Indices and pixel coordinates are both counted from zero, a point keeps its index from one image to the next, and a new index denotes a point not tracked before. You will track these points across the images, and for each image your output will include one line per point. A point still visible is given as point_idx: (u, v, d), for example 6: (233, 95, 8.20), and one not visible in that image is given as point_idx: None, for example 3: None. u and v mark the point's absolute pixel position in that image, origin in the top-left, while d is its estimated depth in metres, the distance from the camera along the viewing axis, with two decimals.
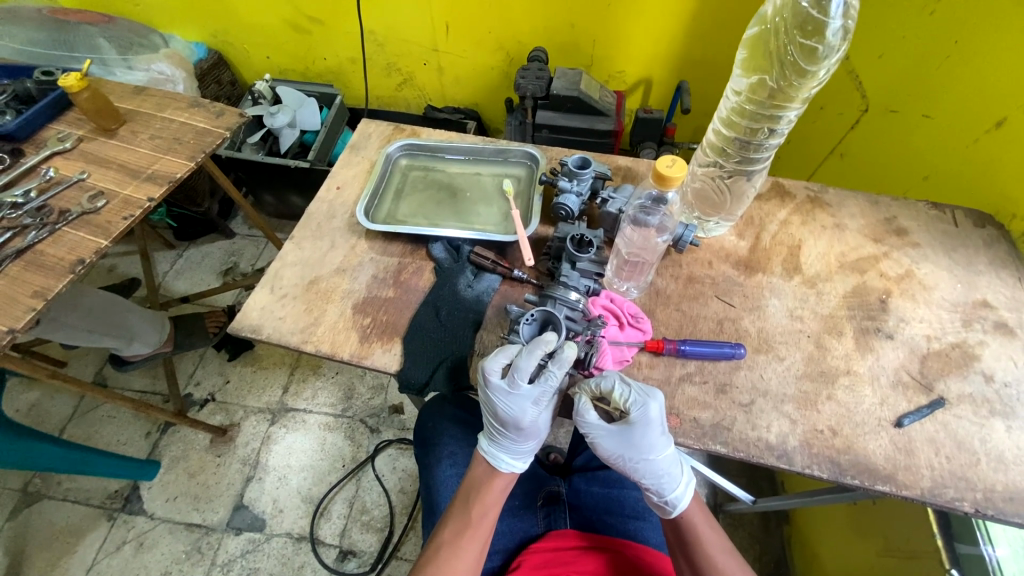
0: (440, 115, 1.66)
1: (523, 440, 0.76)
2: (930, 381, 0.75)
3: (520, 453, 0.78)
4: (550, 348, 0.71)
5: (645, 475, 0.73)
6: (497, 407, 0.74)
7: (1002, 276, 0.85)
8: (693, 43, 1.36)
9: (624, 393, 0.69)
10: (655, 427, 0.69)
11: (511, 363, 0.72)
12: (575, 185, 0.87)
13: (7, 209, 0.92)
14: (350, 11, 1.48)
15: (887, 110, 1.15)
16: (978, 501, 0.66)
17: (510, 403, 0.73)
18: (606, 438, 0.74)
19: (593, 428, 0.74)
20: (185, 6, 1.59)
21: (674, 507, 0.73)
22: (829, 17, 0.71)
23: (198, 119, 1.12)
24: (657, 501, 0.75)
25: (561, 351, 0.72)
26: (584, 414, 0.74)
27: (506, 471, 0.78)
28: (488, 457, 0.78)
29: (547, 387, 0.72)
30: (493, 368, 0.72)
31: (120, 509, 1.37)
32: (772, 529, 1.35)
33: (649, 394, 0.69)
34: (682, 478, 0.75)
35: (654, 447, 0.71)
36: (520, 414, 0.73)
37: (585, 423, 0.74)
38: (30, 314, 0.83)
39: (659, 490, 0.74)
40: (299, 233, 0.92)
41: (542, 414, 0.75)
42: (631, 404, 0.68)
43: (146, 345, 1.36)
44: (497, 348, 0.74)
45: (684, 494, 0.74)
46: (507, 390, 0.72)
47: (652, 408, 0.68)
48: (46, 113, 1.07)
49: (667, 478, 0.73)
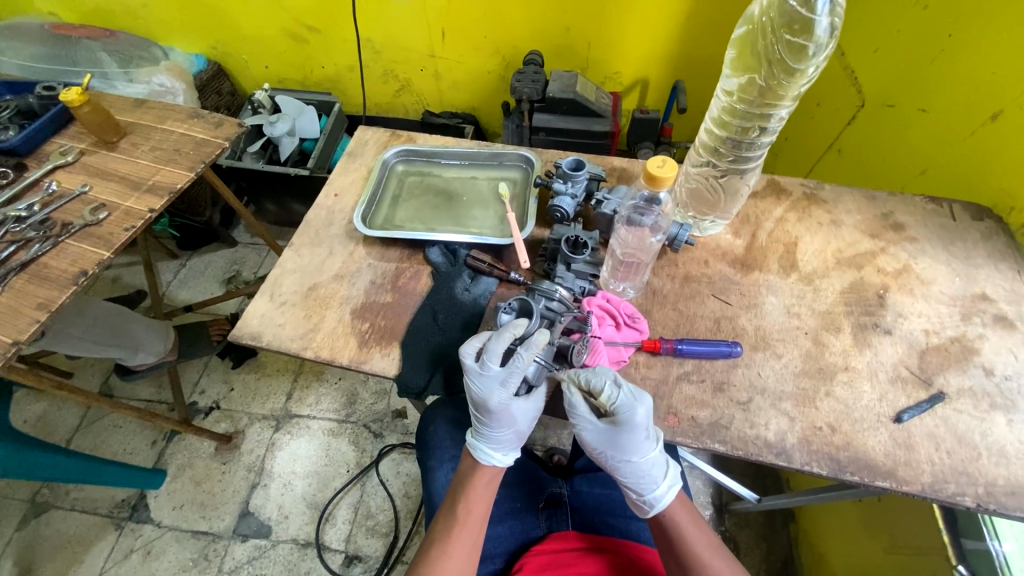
0: (438, 120, 1.67)
1: (497, 427, 0.77)
2: (930, 376, 0.75)
3: (498, 443, 0.78)
4: (518, 332, 0.72)
5: (625, 473, 0.74)
6: (468, 389, 0.75)
7: (1001, 269, 0.85)
8: (687, 43, 1.36)
9: (613, 395, 0.69)
10: (638, 430, 0.70)
11: (483, 346, 0.74)
12: (570, 187, 0.87)
13: (11, 223, 0.93)
14: (346, 19, 1.49)
15: (883, 104, 1.15)
16: (980, 496, 0.65)
17: (479, 384, 0.74)
18: (592, 431, 0.75)
19: (582, 419, 0.74)
20: (184, 18, 1.60)
21: (652, 506, 0.74)
22: (816, 14, 0.70)
23: (198, 130, 1.13)
24: (635, 499, 0.75)
25: (531, 335, 0.73)
26: (575, 406, 0.74)
27: (484, 460, 0.78)
28: (471, 448, 0.79)
29: (514, 370, 0.72)
30: (466, 350, 0.74)
31: (127, 517, 1.38)
32: (779, 527, 1.34)
33: (638, 398, 0.69)
34: (665, 479, 0.75)
35: (637, 449, 0.72)
36: (487, 396, 0.73)
37: (576, 414, 0.74)
38: (34, 326, 0.85)
39: (638, 489, 0.75)
40: (298, 241, 0.92)
41: (514, 401, 0.75)
42: (618, 407, 0.69)
43: (151, 354, 1.38)
44: (476, 333, 0.76)
45: (664, 495, 0.74)
46: (477, 372, 0.74)
47: (639, 412, 0.68)
48: (49, 128, 1.08)
49: (648, 477, 0.74)
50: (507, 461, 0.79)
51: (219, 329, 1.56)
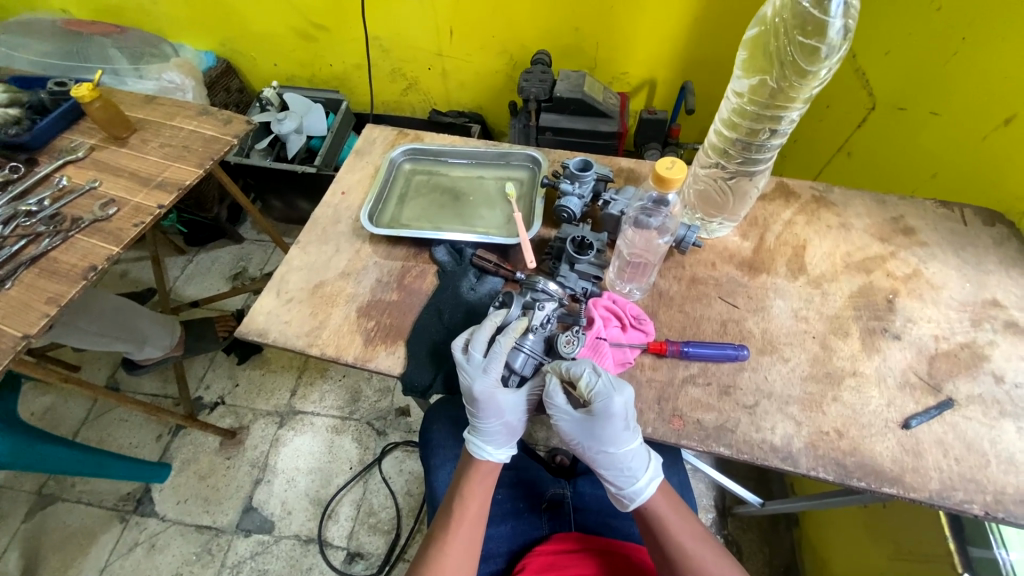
0: (445, 119, 1.67)
1: (484, 419, 0.75)
2: (939, 382, 0.74)
3: (487, 436, 0.76)
4: (498, 319, 0.75)
5: (605, 466, 0.73)
6: (458, 380, 0.77)
7: (1012, 274, 0.84)
8: (696, 44, 1.35)
9: (592, 382, 0.69)
10: (615, 420, 0.69)
11: (469, 336, 0.76)
12: (577, 188, 0.87)
13: (21, 217, 0.94)
14: (355, 16, 1.49)
15: (894, 107, 1.14)
16: (988, 504, 0.65)
17: (464, 377, 0.75)
18: (569, 422, 0.74)
19: (559, 411, 0.73)
20: (194, 15, 1.61)
21: (631, 500, 0.73)
22: (830, 15, 0.70)
23: (207, 126, 1.13)
24: (616, 493, 0.75)
25: (510, 323, 0.75)
26: (554, 396, 0.73)
27: (475, 452, 0.77)
28: (466, 443, 0.79)
29: (495, 356, 0.73)
30: (455, 342, 0.77)
31: (132, 511, 1.39)
32: (782, 531, 1.34)
33: (618, 388, 0.70)
34: (647, 472, 0.73)
35: (615, 441, 0.71)
36: (471, 381, 0.74)
37: (553, 405, 0.73)
38: (43, 320, 0.85)
39: (617, 482, 0.74)
40: (305, 238, 0.93)
41: (499, 390, 0.74)
42: (595, 394, 0.68)
43: (157, 348, 1.38)
44: (467, 327, 0.80)
45: (644, 488, 0.72)
46: (462, 362, 0.75)
47: (616, 402, 0.68)
48: (59, 123, 1.09)
49: (627, 471, 0.73)
50: (497, 457, 0.77)
51: (224, 325, 1.57)
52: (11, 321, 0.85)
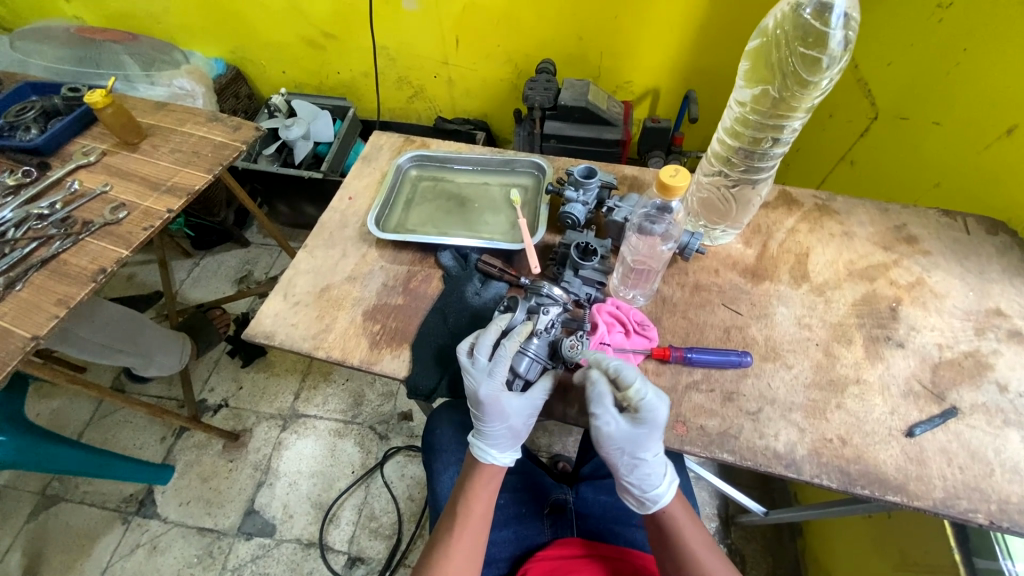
0: (451, 126, 1.70)
1: (489, 422, 0.75)
2: (942, 390, 0.74)
3: (492, 439, 0.77)
4: (502, 324, 0.76)
5: (633, 470, 0.72)
6: (464, 385, 0.77)
7: (1015, 284, 0.84)
8: (700, 54, 1.37)
9: (643, 390, 0.69)
10: (658, 428, 0.69)
11: (473, 339, 0.77)
12: (582, 195, 0.88)
13: (33, 220, 0.96)
14: (364, 26, 1.51)
15: (897, 117, 1.15)
16: (993, 513, 0.64)
17: (470, 379, 0.75)
18: (612, 426, 0.71)
19: (605, 413, 0.70)
20: (205, 23, 1.64)
21: (654, 503, 0.72)
22: (830, 27, 0.72)
23: (217, 133, 1.15)
24: (637, 497, 0.73)
25: (514, 327, 0.76)
26: (603, 399, 0.70)
27: (481, 457, 0.77)
28: (474, 449, 0.78)
29: (500, 359, 0.73)
30: (461, 346, 0.77)
31: (134, 512, 1.39)
32: (786, 541, 1.33)
33: (661, 396, 0.70)
34: (666, 476, 0.73)
35: (651, 447, 0.70)
36: (476, 385, 0.74)
37: (600, 407, 0.70)
38: (52, 322, 0.86)
39: (641, 487, 0.72)
40: (313, 242, 0.94)
41: (504, 394, 0.74)
42: (646, 403, 0.68)
43: (165, 369, 1.41)
44: (472, 332, 0.81)
45: (666, 493, 0.72)
46: (468, 366, 0.75)
47: (662, 411, 0.69)
48: (72, 128, 1.11)
49: (652, 475, 0.72)
50: (501, 460, 0.77)
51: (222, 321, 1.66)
52: (19, 321, 0.86)
